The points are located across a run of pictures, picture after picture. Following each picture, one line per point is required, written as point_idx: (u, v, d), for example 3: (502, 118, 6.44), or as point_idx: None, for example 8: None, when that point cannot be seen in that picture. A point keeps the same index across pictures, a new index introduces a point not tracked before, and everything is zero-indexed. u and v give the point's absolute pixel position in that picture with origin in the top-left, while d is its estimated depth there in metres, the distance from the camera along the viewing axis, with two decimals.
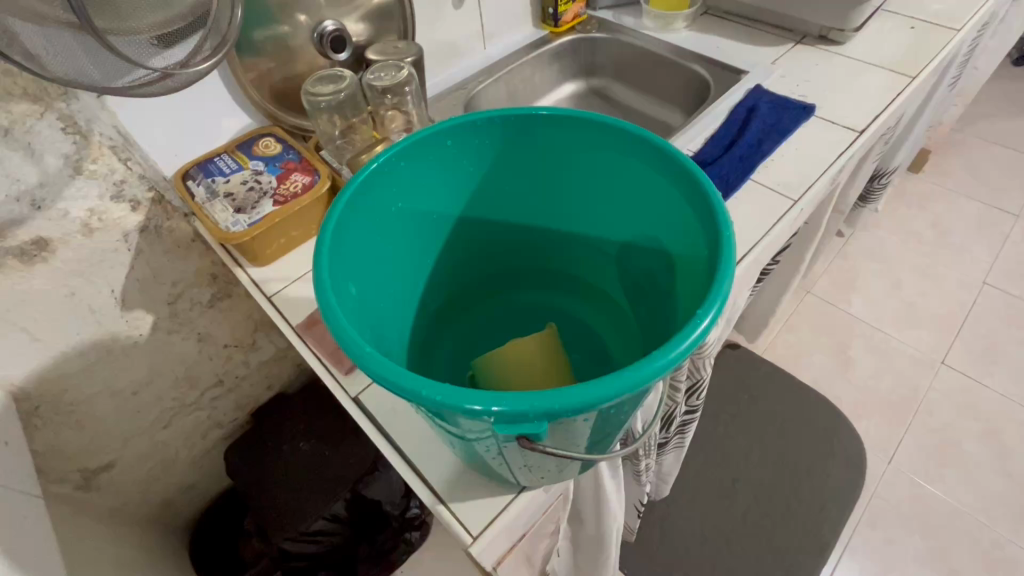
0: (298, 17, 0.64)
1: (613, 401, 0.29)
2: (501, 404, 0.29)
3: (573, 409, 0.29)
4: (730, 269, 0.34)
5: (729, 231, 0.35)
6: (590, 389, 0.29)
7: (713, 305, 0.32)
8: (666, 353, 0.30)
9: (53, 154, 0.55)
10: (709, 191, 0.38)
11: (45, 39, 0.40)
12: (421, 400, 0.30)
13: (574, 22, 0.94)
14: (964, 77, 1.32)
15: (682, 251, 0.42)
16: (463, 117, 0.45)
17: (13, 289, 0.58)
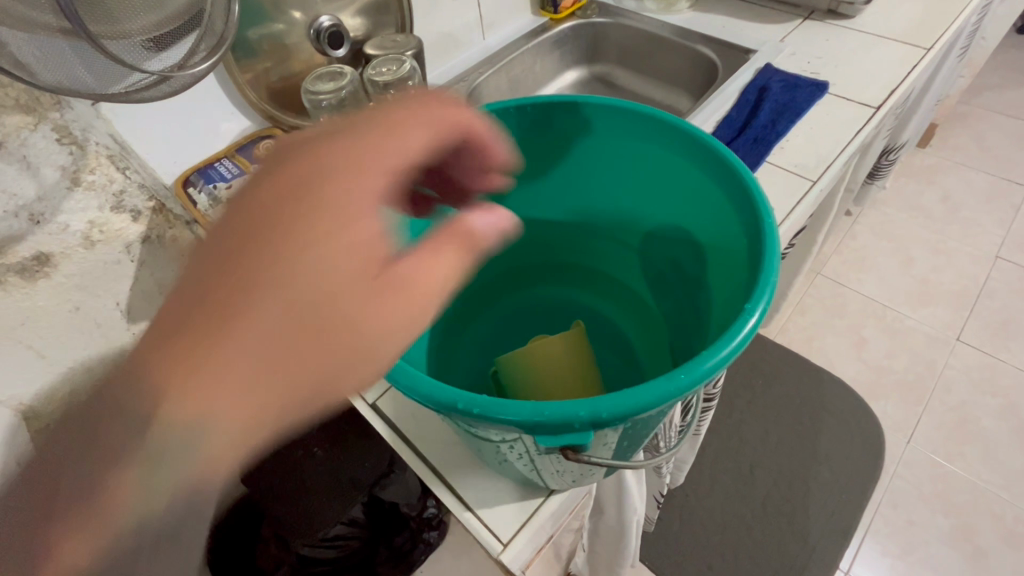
0: (293, 13, 0.63)
1: (663, 406, 0.28)
2: (543, 415, 0.27)
3: (622, 414, 0.28)
4: (774, 260, 0.33)
5: (771, 220, 0.34)
6: (638, 393, 0.28)
7: (762, 295, 0.31)
8: (716, 351, 0.29)
9: (49, 166, 0.53)
10: (748, 179, 0.36)
11: (36, 47, 0.38)
12: (456, 410, 0.29)
13: (574, 7, 0.91)
14: (973, 47, 1.30)
15: (714, 241, 0.41)
16: (480, 108, 0.43)
17: (16, 308, 0.54)
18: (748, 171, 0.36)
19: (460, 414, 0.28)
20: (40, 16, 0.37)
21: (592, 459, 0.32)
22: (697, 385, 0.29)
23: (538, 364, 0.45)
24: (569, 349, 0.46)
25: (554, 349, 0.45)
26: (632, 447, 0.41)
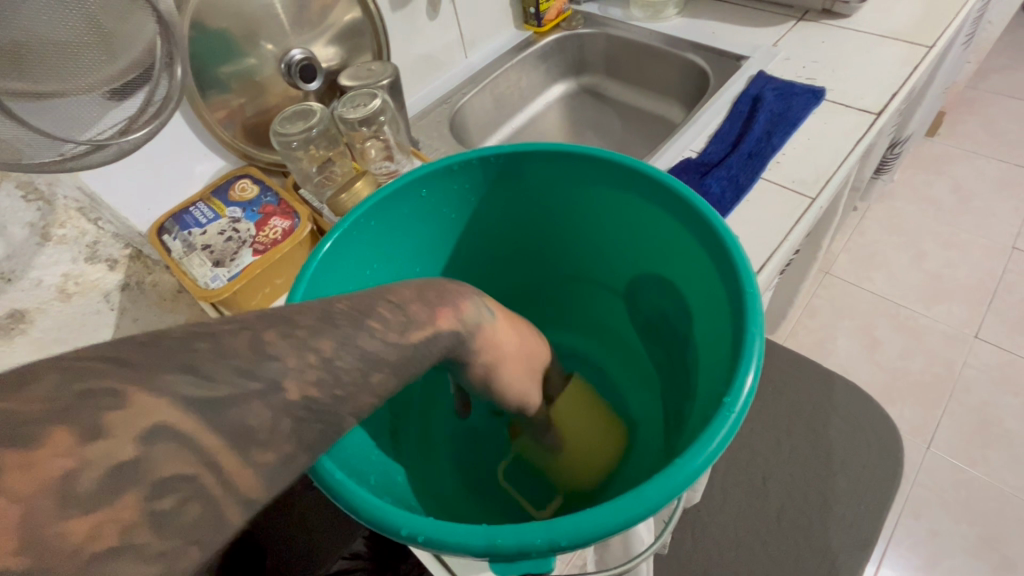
0: (263, 47, 0.60)
1: (628, 526, 0.28)
2: (501, 539, 0.28)
3: (581, 539, 0.28)
4: (753, 341, 0.33)
5: (755, 295, 0.34)
6: (604, 511, 0.28)
7: (743, 381, 0.31)
8: (695, 456, 0.29)
9: (16, 224, 0.51)
10: (721, 233, 0.37)
11: None
12: (402, 534, 0.29)
13: (558, 19, 0.89)
14: (978, 32, 1.25)
15: (698, 300, 0.41)
16: (445, 160, 0.44)
17: None
18: (730, 241, 0.36)
19: (407, 540, 0.29)
20: None
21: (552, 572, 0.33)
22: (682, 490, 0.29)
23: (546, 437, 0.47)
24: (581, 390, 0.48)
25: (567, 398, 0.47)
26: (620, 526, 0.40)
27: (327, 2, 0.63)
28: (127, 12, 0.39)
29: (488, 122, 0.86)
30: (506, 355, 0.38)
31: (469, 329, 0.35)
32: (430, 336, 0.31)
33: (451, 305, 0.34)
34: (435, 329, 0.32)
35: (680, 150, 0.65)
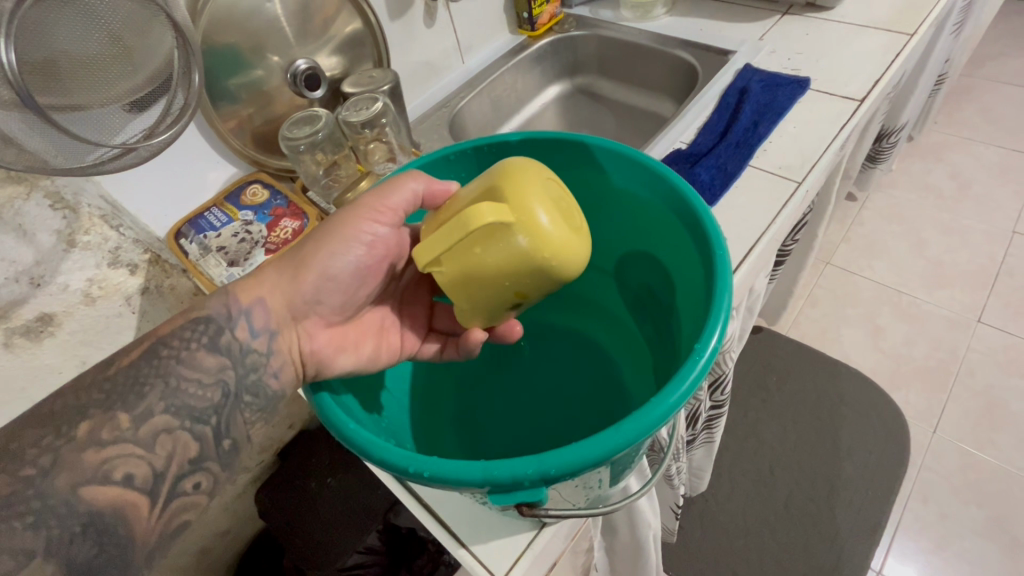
0: (270, 58, 0.64)
1: (613, 455, 0.31)
2: (496, 474, 0.31)
3: (571, 468, 0.31)
4: (726, 292, 0.37)
5: (724, 255, 0.38)
6: (590, 444, 0.31)
7: (715, 326, 0.35)
8: (673, 392, 0.32)
9: (44, 231, 0.55)
10: (695, 203, 0.42)
11: (22, 123, 0.39)
12: (410, 473, 0.32)
13: (551, 23, 0.92)
14: (966, 21, 1.27)
15: (681, 270, 0.45)
16: (441, 151, 0.50)
17: (23, 368, 0.55)
18: (701, 209, 0.41)
19: (414, 477, 0.32)
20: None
21: (550, 514, 0.37)
22: (662, 421, 0.32)
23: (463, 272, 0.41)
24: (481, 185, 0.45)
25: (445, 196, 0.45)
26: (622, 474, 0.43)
27: (329, 14, 0.67)
28: (147, 26, 0.43)
29: (486, 123, 0.89)
30: (305, 242, 0.45)
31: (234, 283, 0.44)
32: (149, 348, 0.39)
33: (181, 313, 0.41)
34: (157, 339, 0.40)
35: (670, 142, 0.67)
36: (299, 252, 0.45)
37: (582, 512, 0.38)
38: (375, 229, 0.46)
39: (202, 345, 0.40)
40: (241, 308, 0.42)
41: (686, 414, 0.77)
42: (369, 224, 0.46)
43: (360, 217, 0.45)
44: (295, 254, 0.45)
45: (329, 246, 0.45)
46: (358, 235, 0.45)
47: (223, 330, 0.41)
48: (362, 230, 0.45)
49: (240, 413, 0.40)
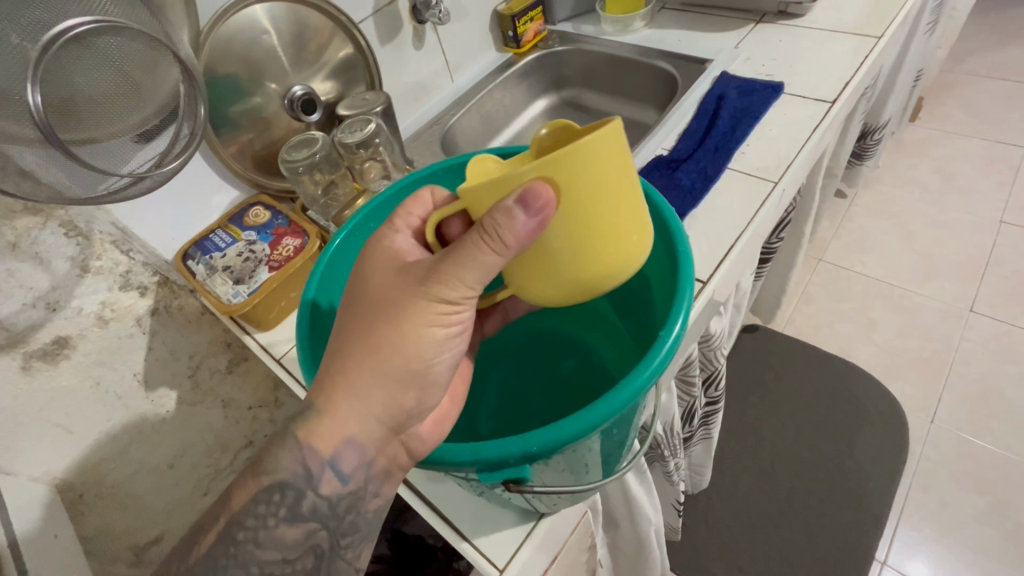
0: (267, 86, 0.67)
1: (591, 431, 0.33)
2: (483, 453, 0.33)
3: (550, 446, 0.33)
4: (689, 285, 0.40)
5: (685, 250, 0.42)
6: (566, 425, 0.33)
7: (678, 316, 0.38)
8: (642, 371, 0.35)
9: (59, 258, 0.58)
10: (662, 209, 0.45)
11: (36, 156, 0.42)
12: None
13: (535, 40, 0.95)
14: (940, 20, 1.31)
15: (655, 269, 0.48)
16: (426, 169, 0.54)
17: (40, 390, 0.58)
18: (669, 214, 0.45)
19: None
20: (18, 128, 0.40)
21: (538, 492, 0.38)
22: (632, 400, 0.34)
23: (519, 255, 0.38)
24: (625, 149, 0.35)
25: (590, 136, 0.32)
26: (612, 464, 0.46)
27: (322, 41, 0.70)
28: (156, 64, 0.46)
29: (477, 138, 0.92)
30: (369, 357, 0.36)
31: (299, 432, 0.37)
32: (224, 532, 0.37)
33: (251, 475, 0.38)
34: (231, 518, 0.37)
35: (652, 148, 0.70)
36: (370, 366, 0.36)
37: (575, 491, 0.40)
38: (464, 315, 0.37)
39: (281, 520, 0.38)
40: (324, 459, 0.37)
41: (683, 411, 0.79)
42: (452, 311, 0.36)
43: (442, 313, 0.36)
44: (367, 373, 0.36)
45: (423, 359, 0.37)
46: (445, 331, 0.37)
47: (302, 494, 0.38)
48: (448, 322, 0.36)
49: (339, 558, 0.40)
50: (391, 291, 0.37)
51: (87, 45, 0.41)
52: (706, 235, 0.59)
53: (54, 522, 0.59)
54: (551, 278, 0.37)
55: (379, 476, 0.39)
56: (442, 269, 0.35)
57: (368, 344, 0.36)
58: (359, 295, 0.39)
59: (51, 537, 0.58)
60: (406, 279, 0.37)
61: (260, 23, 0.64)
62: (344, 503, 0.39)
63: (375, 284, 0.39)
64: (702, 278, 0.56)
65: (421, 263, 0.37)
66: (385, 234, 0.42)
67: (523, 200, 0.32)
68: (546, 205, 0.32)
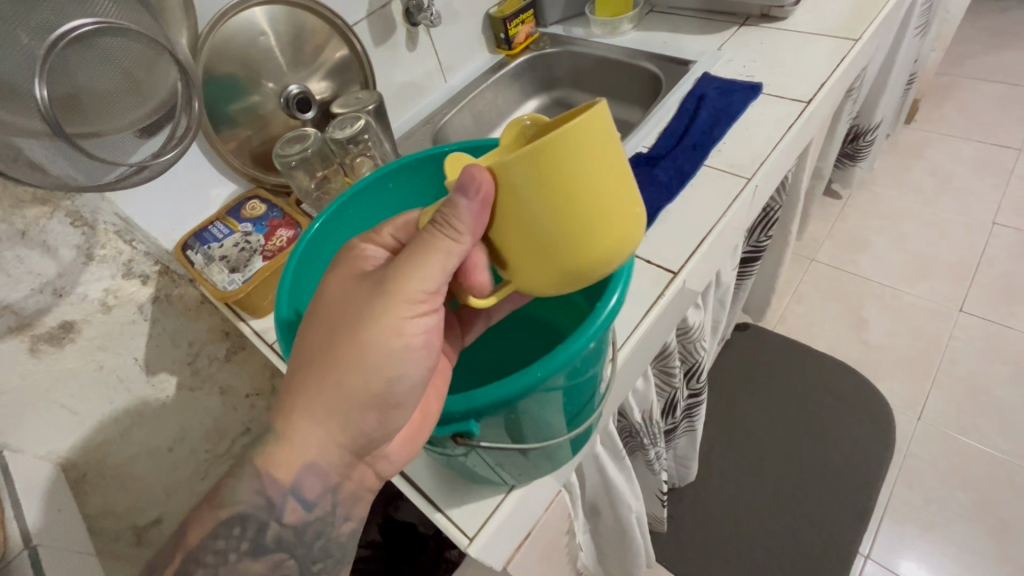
0: (265, 86, 0.71)
1: (528, 391, 0.36)
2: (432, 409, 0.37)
3: (493, 403, 0.36)
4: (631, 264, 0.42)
5: None
6: (507, 385, 0.36)
7: (617, 288, 0.40)
8: (579, 336, 0.37)
9: (66, 246, 0.61)
10: None
11: (45, 149, 0.45)
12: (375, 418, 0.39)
13: (527, 42, 0.98)
14: (932, 24, 1.33)
15: None
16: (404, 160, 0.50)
17: (47, 371, 0.62)
18: None
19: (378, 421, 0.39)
20: (27, 122, 0.43)
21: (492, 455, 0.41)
22: (568, 364, 0.36)
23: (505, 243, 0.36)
24: (613, 133, 0.33)
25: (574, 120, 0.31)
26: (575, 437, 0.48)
27: (320, 43, 0.74)
28: (155, 63, 0.49)
29: (469, 137, 0.95)
30: (329, 377, 0.36)
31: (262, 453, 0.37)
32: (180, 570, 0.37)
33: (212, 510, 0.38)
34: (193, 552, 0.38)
35: (633, 146, 0.72)
36: (330, 391, 0.36)
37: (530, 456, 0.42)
38: (427, 324, 0.37)
39: (243, 553, 0.38)
40: (286, 489, 0.38)
41: (665, 401, 0.81)
42: (413, 322, 0.36)
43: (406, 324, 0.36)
44: (328, 399, 0.36)
45: (386, 374, 0.37)
46: (406, 344, 0.36)
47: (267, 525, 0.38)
48: (411, 335, 0.36)
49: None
50: (349, 299, 0.37)
51: (89, 45, 0.45)
52: (680, 229, 0.62)
53: (57, 497, 0.63)
54: (546, 269, 0.35)
55: (346, 502, 0.40)
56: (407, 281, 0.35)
57: (328, 368, 0.36)
58: (316, 310, 0.38)
59: (54, 510, 0.61)
60: (366, 288, 0.37)
61: (259, 24, 0.68)
62: (311, 530, 0.40)
63: (330, 295, 0.38)
64: (674, 268, 0.58)
65: (380, 271, 0.37)
66: (355, 243, 0.41)
67: (461, 186, 0.33)
68: (484, 186, 0.33)
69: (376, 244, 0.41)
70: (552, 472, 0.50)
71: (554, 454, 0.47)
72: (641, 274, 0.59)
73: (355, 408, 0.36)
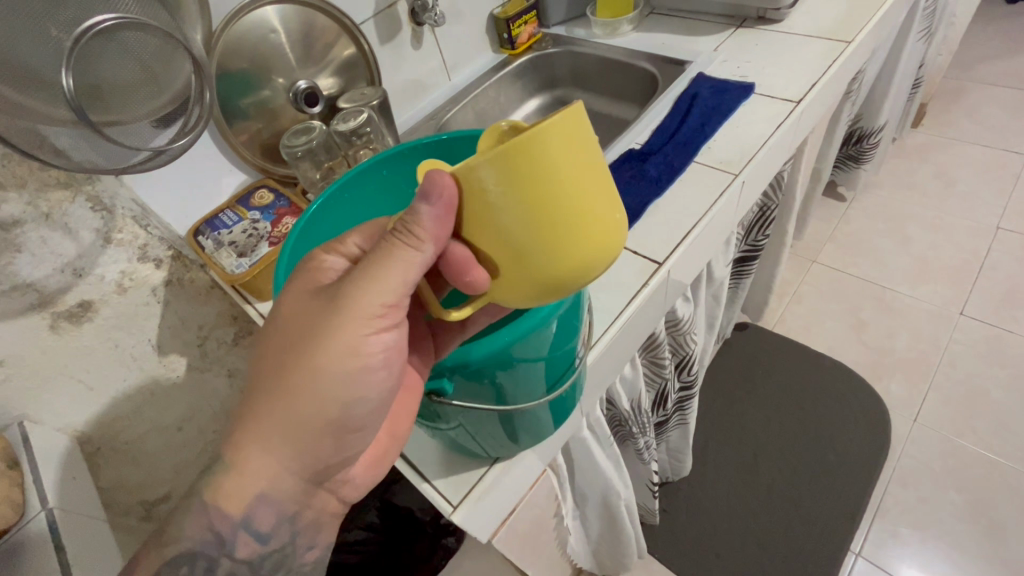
0: (275, 81, 0.74)
1: (498, 351, 0.39)
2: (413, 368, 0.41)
3: (463, 362, 0.39)
4: None
5: None
6: (479, 345, 0.39)
7: None
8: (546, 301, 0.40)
9: (86, 229, 0.65)
10: None
11: (68, 136, 0.48)
12: None
13: (530, 42, 1.01)
14: (938, 27, 1.33)
15: None
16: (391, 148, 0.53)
17: (66, 347, 0.66)
18: None
19: None
20: (54, 110, 0.47)
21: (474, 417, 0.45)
22: (552, 315, 0.40)
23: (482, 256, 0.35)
24: (589, 135, 0.32)
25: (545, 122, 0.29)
26: (556, 408, 0.51)
27: (329, 41, 0.77)
28: (170, 57, 0.53)
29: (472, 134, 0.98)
30: (282, 402, 0.37)
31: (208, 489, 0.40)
32: None
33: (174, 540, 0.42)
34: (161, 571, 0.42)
35: (627, 143, 0.75)
36: (284, 419, 0.38)
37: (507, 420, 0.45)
38: (384, 340, 0.38)
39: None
40: (241, 518, 0.42)
41: (656, 393, 0.83)
42: (369, 339, 0.37)
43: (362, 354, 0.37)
44: (282, 428, 0.38)
45: (342, 398, 0.38)
46: (363, 363, 0.38)
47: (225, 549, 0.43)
48: (367, 353, 0.37)
49: None
50: (305, 318, 0.38)
51: (112, 39, 0.48)
52: (668, 222, 0.64)
53: (73, 467, 0.67)
54: (518, 280, 0.34)
55: (306, 528, 0.44)
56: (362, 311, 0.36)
57: (282, 395, 0.37)
58: (274, 327, 0.39)
59: (69, 478, 0.65)
60: (320, 307, 0.37)
61: (270, 22, 0.71)
62: (274, 557, 0.44)
63: (287, 314, 0.39)
64: (659, 259, 0.61)
65: (336, 288, 0.37)
66: (316, 252, 0.40)
67: (423, 191, 0.32)
68: (446, 192, 0.32)
69: (336, 253, 0.40)
70: (535, 442, 0.53)
71: (535, 424, 0.50)
72: (627, 264, 0.61)
73: (310, 437, 0.39)
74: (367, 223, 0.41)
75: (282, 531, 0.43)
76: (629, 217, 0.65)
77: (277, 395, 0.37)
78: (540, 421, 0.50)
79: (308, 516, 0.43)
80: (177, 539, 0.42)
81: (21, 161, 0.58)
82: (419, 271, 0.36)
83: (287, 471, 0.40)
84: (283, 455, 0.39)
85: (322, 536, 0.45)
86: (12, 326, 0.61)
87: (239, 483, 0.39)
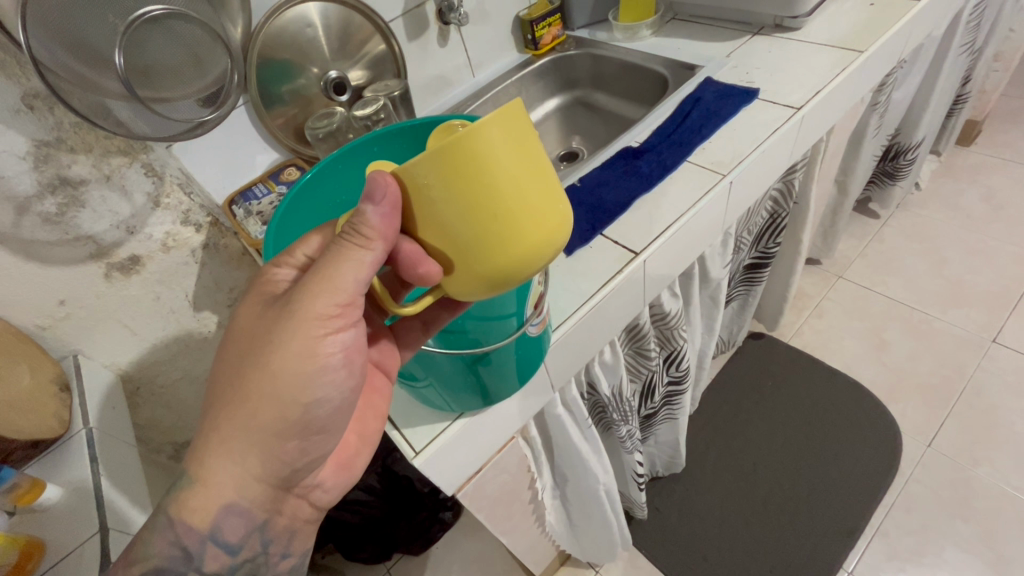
0: (310, 70, 0.82)
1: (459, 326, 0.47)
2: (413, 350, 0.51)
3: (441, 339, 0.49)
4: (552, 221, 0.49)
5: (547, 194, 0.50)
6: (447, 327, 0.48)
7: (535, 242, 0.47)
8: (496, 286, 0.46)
9: (139, 192, 0.74)
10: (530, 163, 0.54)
11: (128, 110, 0.58)
12: None
13: (553, 43, 1.06)
14: (990, 41, 1.28)
15: None
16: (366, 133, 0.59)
17: (116, 294, 0.75)
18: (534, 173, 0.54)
19: None
20: (111, 86, 0.56)
21: (449, 380, 0.52)
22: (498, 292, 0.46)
23: (429, 251, 0.37)
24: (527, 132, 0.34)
25: (478, 123, 0.31)
26: (519, 367, 0.54)
27: (364, 38, 0.85)
28: (213, 47, 0.62)
29: None
30: (243, 409, 0.42)
31: (174, 503, 0.45)
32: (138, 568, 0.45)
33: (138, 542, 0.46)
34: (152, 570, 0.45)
35: (627, 140, 0.79)
36: (244, 426, 0.43)
37: (477, 374, 0.52)
38: (341, 340, 0.42)
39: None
40: (203, 533, 0.46)
41: (642, 385, 0.86)
42: (324, 341, 0.42)
43: (319, 353, 0.42)
44: (247, 437, 0.43)
45: (303, 396, 0.43)
46: (322, 363, 0.42)
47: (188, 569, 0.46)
48: (325, 353, 0.42)
49: None
50: (264, 328, 0.42)
51: (161, 27, 0.57)
52: (651, 216, 0.67)
53: (113, 398, 0.77)
54: (466, 271, 0.36)
55: (274, 539, 0.50)
56: (315, 316, 0.40)
57: (246, 403, 0.42)
58: (238, 337, 0.44)
59: (108, 407, 0.75)
60: (276, 316, 0.42)
61: (308, 18, 0.79)
62: (247, 567, 0.49)
63: (250, 325, 0.44)
64: (636, 249, 0.64)
65: (290, 299, 0.41)
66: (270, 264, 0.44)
67: (367, 192, 0.35)
68: (388, 190, 0.34)
69: (286, 266, 0.43)
70: (498, 399, 0.57)
71: (497, 381, 0.54)
72: (606, 254, 0.65)
73: (273, 446, 0.44)
74: (316, 231, 0.44)
75: (251, 542, 0.48)
76: (615, 210, 0.68)
77: (239, 395, 0.42)
78: (504, 380, 0.55)
79: (279, 524, 0.49)
80: (146, 555, 0.45)
81: (89, 129, 0.67)
82: (372, 267, 0.38)
83: (253, 480, 0.45)
84: (248, 464, 0.44)
85: (295, 545, 0.51)
86: (74, 271, 0.71)
87: (207, 495, 0.44)
